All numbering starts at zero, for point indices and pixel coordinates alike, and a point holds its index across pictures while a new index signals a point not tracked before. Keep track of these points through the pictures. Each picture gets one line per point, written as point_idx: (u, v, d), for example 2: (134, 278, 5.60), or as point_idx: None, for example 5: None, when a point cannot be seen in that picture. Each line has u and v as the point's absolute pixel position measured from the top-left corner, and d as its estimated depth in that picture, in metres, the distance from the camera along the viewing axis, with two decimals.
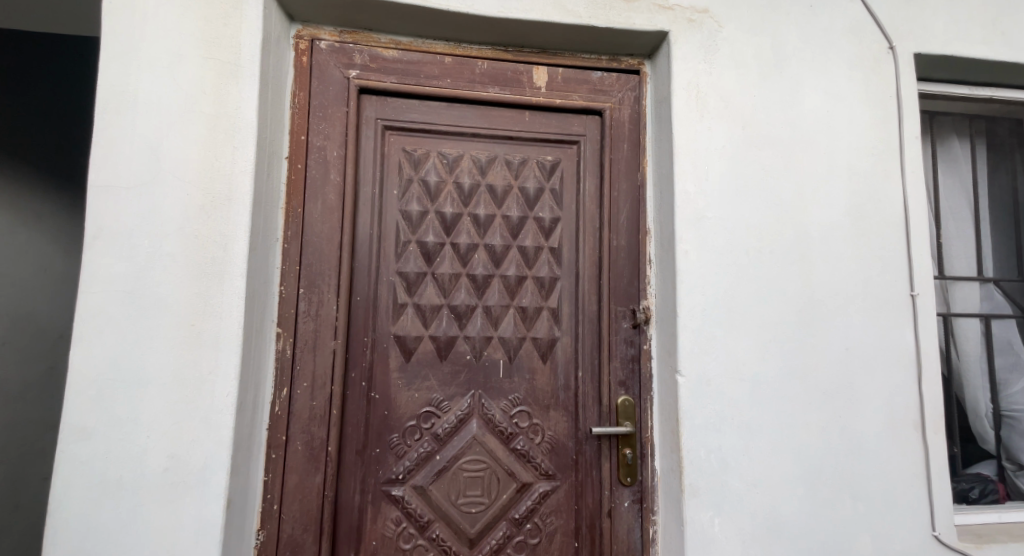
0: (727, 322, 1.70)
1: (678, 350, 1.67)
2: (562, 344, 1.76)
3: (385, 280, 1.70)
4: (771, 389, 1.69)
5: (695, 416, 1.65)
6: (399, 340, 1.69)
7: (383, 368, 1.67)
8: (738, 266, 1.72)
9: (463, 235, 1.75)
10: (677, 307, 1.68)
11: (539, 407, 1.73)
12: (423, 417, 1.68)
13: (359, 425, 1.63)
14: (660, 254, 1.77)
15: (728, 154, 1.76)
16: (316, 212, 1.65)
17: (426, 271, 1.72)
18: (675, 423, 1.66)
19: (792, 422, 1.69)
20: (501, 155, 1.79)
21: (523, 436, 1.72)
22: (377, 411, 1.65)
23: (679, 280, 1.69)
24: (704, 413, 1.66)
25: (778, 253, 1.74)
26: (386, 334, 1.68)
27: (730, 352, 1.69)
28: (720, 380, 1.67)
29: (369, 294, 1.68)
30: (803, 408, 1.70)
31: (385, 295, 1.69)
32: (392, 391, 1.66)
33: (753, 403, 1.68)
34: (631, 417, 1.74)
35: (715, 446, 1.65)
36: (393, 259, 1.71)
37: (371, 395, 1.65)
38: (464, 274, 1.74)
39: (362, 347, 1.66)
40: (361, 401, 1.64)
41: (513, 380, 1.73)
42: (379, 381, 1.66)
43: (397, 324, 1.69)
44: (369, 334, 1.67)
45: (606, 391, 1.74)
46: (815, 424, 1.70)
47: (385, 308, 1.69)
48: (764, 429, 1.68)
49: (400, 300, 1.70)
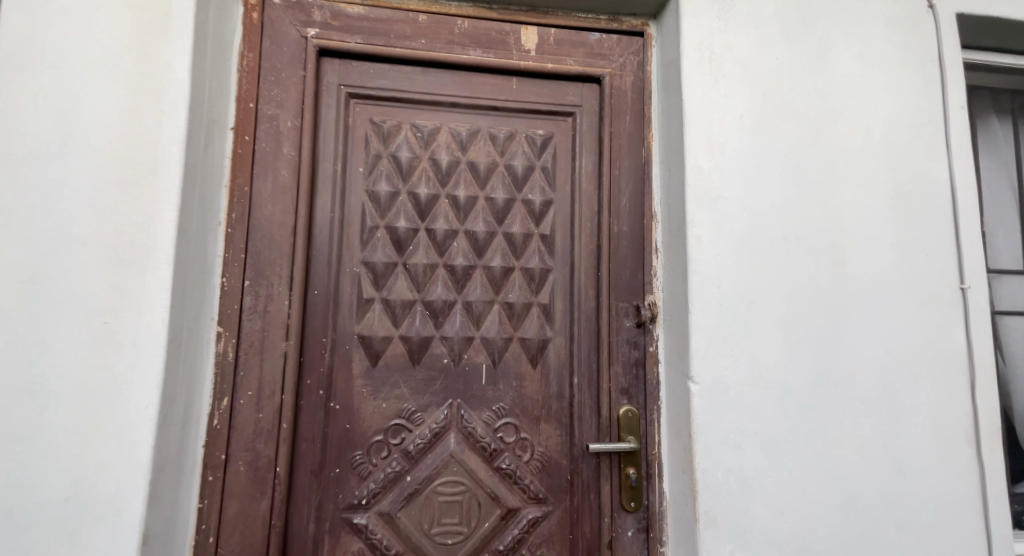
0: (748, 320, 1.45)
1: (691, 354, 1.42)
2: (554, 345, 1.53)
3: (347, 271, 1.45)
4: (799, 400, 1.45)
5: (711, 431, 1.40)
6: (364, 341, 1.44)
7: (345, 374, 1.42)
8: (759, 255, 1.48)
9: (440, 220, 1.51)
10: (688, 302, 1.44)
11: (528, 420, 1.50)
12: (392, 431, 1.43)
13: (315, 441, 1.39)
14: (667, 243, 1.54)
15: (747, 125, 1.51)
16: (266, 191, 1.40)
17: (396, 263, 1.48)
18: (687, 439, 1.42)
19: (824, 437, 1.45)
20: (484, 128, 1.56)
21: (509, 453, 1.48)
22: (338, 425, 1.41)
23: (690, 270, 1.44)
24: (722, 427, 1.41)
25: (806, 239, 1.50)
26: (349, 335, 1.43)
27: (753, 355, 1.44)
28: (741, 388, 1.43)
29: (328, 286, 1.43)
30: (837, 422, 1.46)
31: (349, 288, 1.45)
32: (355, 400, 1.42)
33: (778, 415, 1.44)
34: (635, 432, 1.50)
35: (734, 467, 1.41)
36: (358, 248, 1.47)
37: (331, 404, 1.41)
38: (441, 265, 1.50)
39: (319, 349, 1.41)
40: (318, 413, 1.39)
41: (497, 387, 1.49)
42: (340, 389, 1.41)
43: (362, 324, 1.44)
44: (327, 334, 1.42)
45: (606, 400, 1.50)
46: (851, 440, 1.46)
47: (348, 304, 1.44)
48: (791, 445, 1.43)
49: (365, 294, 1.45)
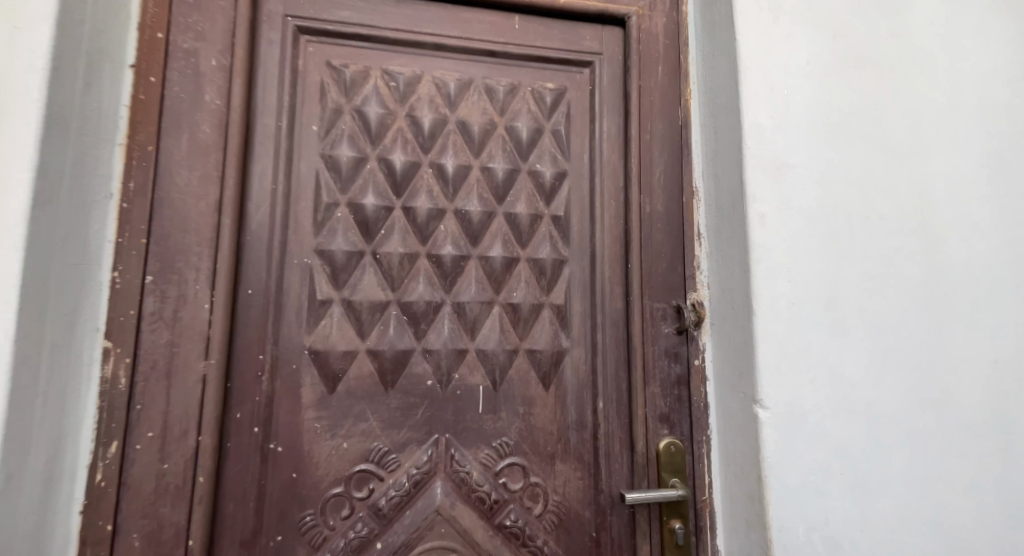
0: (827, 325, 1.14)
1: (758, 370, 1.10)
2: (571, 359, 1.17)
3: (294, 262, 1.07)
4: (891, 427, 1.15)
5: (788, 474, 1.08)
6: (318, 359, 1.06)
7: (290, 403, 1.04)
8: (835, 243, 1.16)
9: (421, 196, 1.14)
10: (752, 303, 1.11)
11: (539, 459, 1.14)
12: (357, 480, 1.06)
13: (247, 499, 1.00)
14: (712, 227, 1.21)
15: (816, 75, 1.19)
16: (179, 153, 1.01)
17: (363, 253, 1.10)
18: (754, 484, 1.10)
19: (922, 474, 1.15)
20: (479, 79, 1.20)
21: (516, 505, 1.12)
22: (281, 475, 1.02)
23: (754, 261, 1.12)
24: (800, 467, 1.09)
25: (891, 221, 1.19)
26: (296, 351, 1.05)
27: (835, 371, 1.13)
28: (821, 413, 1.11)
29: (268, 284, 1.04)
30: (937, 454, 1.16)
31: (298, 287, 1.06)
32: (304, 440, 1.04)
33: (868, 448, 1.13)
34: (679, 472, 1.16)
35: (820, 519, 1.09)
36: (311, 232, 1.08)
37: (269, 447, 1.02)
38: (424, 255, 1.13)
39: (254, 371, 1.02)
40: (252, 460, 1.01)
41: (498, 418, 1.13)
42: (284, 425, 1.03)
43: (315, 335, 1.06)
44: (265, 350, 1.03)
45: (640, 431, 1.16)
46: (951, 476, 1.16)
47: (295, 308, 1.06)
48: (882, 484, 1.12)
49: (320, 295, 1.07)
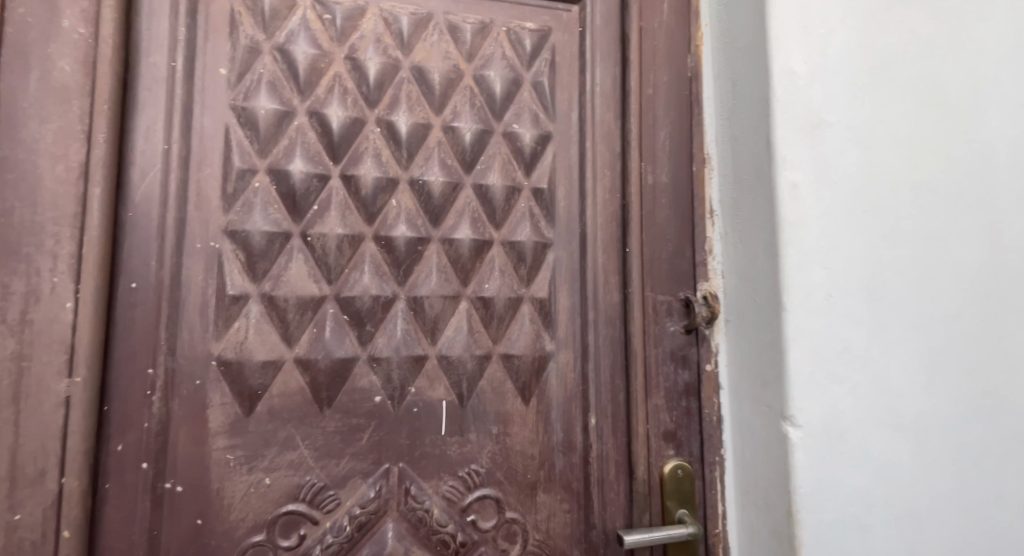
0: (872, 321, 0.94)
1: (789, 379, 0.89)
2: (556, 366, 0.95)
3: (196, 247, 0.83)
4: (942, 442, 0.96)
5: (824, 506, 0.89)
6: (229, 372, 0.83)
7: (193, 431, 0.81)
8: (879, 221, 0.96)
9: (367, 163, 0.90)
10: (783, 297, 0.90)
11: (518, 490, 0.93)
12: (283, 525, 0.84)
13: None
14: (728, 204, 1.00)
15: (859, 11, 0.97)
16: (32, 101, 0.77)
17: (289, 236, 0.86)
18: (780, 520, 0.89)
19: (977, 497, 0.96)
20: (439, 15, 0.95)
21: (489, 548, 0.91)
22: (181, 522, 0.80)
23: (784, 245, 0.91)
24: (837, 497, 0.89)
25: (945, 195, 1.00)
26: (200, 361, 0.82)
27: (880, 377, 0.93)
28: (862, 430, 0.92)
29: (159, 277, 0.81)
30: (990, 472, 0.98)
31: (201, 279, 0.83)
32: (212, 476, 0.81)
33: (917, 471, 0.94)
34: (688, 501, 0.95)
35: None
36: (219, 208, 0.84)
37: (165, 486, 0.80)
38: (372, 237, 0.89)
39: (140, 390, 0.79)
40: (137, 506, 0.78)
41: (465, 441, 0.92)
42: (183, 458, 0.81)
43: (225, 342, 0.83)
44: (156, 363, 0.80)
45: (642, 454, 0.95)
46: (1007, 496, 0.99)
47: (197, 306, 0.83)
48: (932, 513, 0.94)
49: (232, 291, 0.84)
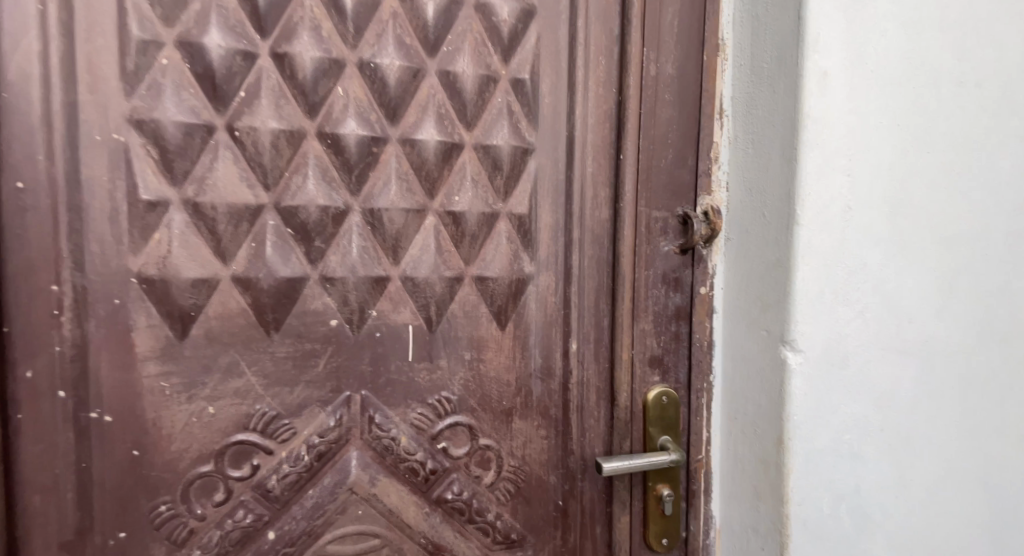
0: (893, 234, 0.85)
1: (795, 297, 0.81)
2: (535, 291, 0.88)
3: (96, 141, 0.73)
4: (949, 367, 0.90)
5: (815, 434, 0.83)
6: (155, 291, 0.76)
7: (117, 356, 0.75)
8: (914, 119, 0.85)
9: (308, 41, 0.77)
10: (797, 207, 0.80)
11: (492, 417, 0.88)
12: (233, 456, 0.79)
13: (60, 489, 0.74)
14: (742, 100, 0.88)
15: None
16: None
17: (213, 130, 0.76)
18: (764, 447, 0.85)
19: (978, 423, 0.92)
20: None
21: (461, 475, 0.87)
22: (116, 453, 0.76)
23: (804, 146, 0.79)
24: (830, 425, 0.84)
25: (987, 91, 0.89)
26: (115, 276, 0.74)
27: (893, 296, 0.85)
28: (866, 354, 0.85)
29: (50, 173, 0.71)
30: (996, 400, 0.93)
31: (107, 180, 0.73)
32: (145, 406, 0.76)
33: (916, 398, 0.88)
34: (672, 429, 0.92)
35: (849, 487, 0.85)
36: (120, 90, 0.73)
37: (92, 416, 0.75)
38: (319, 133, 0.79)
39: (46, 310, 0.72)
40: (60, 438, 0.73)
41: (435, 367, 0.86)
42: (108, 387, 0.75)
43: (144, 256, 0.75)
44: (61, 278, 0.73)
45: (622, 380, 0.90)
46: (1009, 423, 0.94)
47: (107, 212, 0.74)
48: (927, 443, 0.89)
49: (146, 196, 0.74)
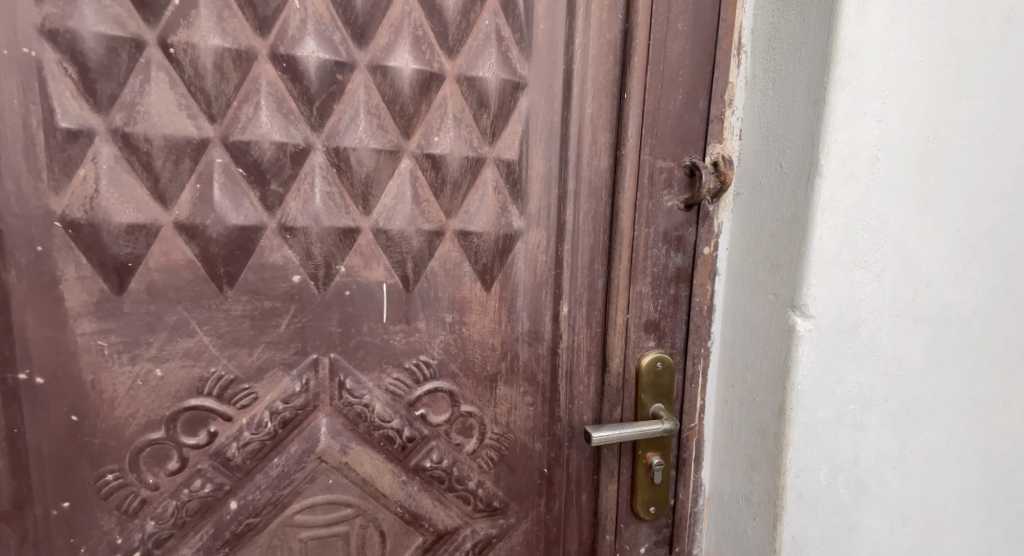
0: (922, 189, 0.76)
1: (810, 255, 0.72)
2: (523, 249, 0.81)
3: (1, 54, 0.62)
4: (966, 336, 0.83)
5: (821, 405, 0.76)
6: (83, 239, 0.67)
7: (45, 311, 0.67)
8: (959, 58, 0.74)
9: None
10: (821, 155, 0.70)
11: (475, 384, 0.82)
12: (187, 422, 0.72)
13: None
14: (764, 33, 0.77)
15: None
16: None
17: (142, 46, 0.65)
18: (762, 417, 0.79)
19: (987, 394, 0.87)
20: None
21: (439, 442, 0.81)
22: (51, 418, 0.69)
23: (835, 84, 0.69)
24: (837, 396, 0.77)
25: None
26: (33, 220, 0.65)
27: (917, 258, 0.77)
28: (883, 321, 0.77)
29: None
30: (1008, 371, 0.88)
31: (17, 103, 0.63)
32: (82, 366, 0.69)
33: (930, 368, 0.81)
34: (665, 396, 0.86)
35: (851, 459, 0.80)
36: None
37: (21, 377, 0.67)
38: (274, 55, 0.69)
39: None
40: None
41: (412, 329, 0.79)
42: (38, 345, 0.67)
43: (68, 197, 0.66)
44: None
45: (615, 344, 0.83)
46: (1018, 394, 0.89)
47: (21, 143, 0.64)
48: (934, 418, 0.83)
49: (65, 123, 0.64)
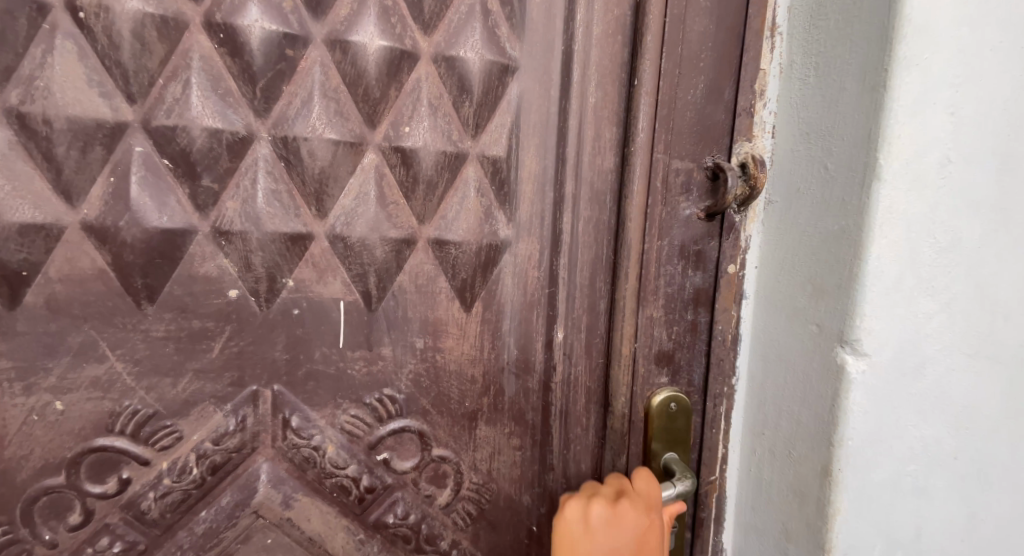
0: (1002, 199, 0.61)
1: (863, 279, 0.58)
2: (511, 262, 0.68)
3: None
4: None
5: (874, 464, 0.62)
6: None
7: None
8: None
9: None
10: (880, 154, 0.56)
11: (450, 423, 0.68)
12: (94, 466, 0.59)
13: None
14: (804, 10, 0.64)
15: None
16: None
17: (45, 9, 0.54)
18: (800, 476, 0.65)
19: None
20: None
21: (406, 493, 0.68)
22: None
23: (898, 66, 0.55)
24: (893, 452, 0.62)
25: None
26: None
27: (994, 284, 0.63)
28: (951, 360, 0.62)
29: None
30: None
31: None
32: None
33: (1007, 419, 0.66)
34: (679, 442, 0.72)
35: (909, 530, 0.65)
36: None
37: None
38: (210, 25, 0.57)
39: None
40: None
41: (375, 357, 0.66)
42: None
43: None
44: None
45: (621, 380, 0.69)
46: None
47: None
48: (1011, 480, 0.68)
49: None
